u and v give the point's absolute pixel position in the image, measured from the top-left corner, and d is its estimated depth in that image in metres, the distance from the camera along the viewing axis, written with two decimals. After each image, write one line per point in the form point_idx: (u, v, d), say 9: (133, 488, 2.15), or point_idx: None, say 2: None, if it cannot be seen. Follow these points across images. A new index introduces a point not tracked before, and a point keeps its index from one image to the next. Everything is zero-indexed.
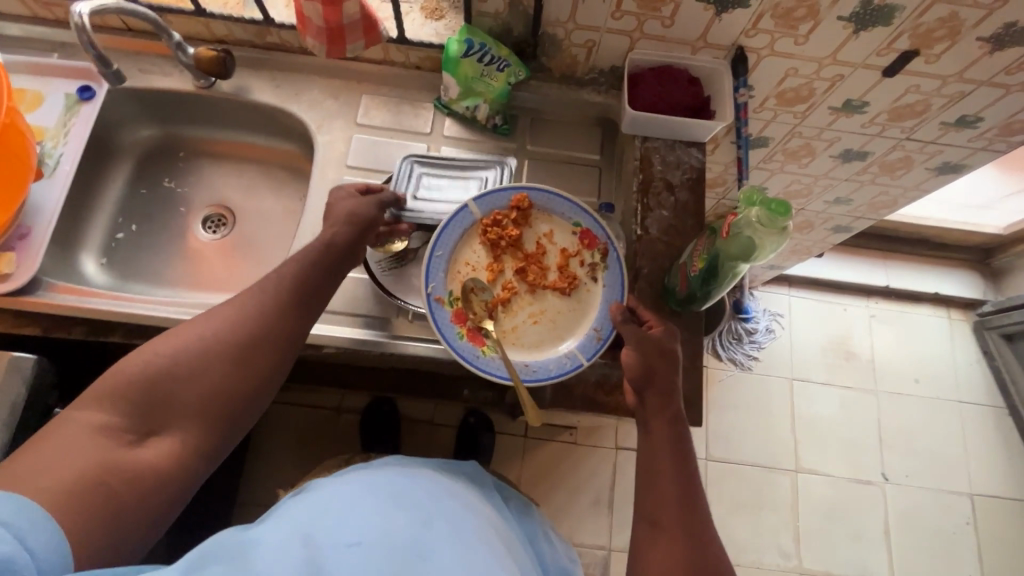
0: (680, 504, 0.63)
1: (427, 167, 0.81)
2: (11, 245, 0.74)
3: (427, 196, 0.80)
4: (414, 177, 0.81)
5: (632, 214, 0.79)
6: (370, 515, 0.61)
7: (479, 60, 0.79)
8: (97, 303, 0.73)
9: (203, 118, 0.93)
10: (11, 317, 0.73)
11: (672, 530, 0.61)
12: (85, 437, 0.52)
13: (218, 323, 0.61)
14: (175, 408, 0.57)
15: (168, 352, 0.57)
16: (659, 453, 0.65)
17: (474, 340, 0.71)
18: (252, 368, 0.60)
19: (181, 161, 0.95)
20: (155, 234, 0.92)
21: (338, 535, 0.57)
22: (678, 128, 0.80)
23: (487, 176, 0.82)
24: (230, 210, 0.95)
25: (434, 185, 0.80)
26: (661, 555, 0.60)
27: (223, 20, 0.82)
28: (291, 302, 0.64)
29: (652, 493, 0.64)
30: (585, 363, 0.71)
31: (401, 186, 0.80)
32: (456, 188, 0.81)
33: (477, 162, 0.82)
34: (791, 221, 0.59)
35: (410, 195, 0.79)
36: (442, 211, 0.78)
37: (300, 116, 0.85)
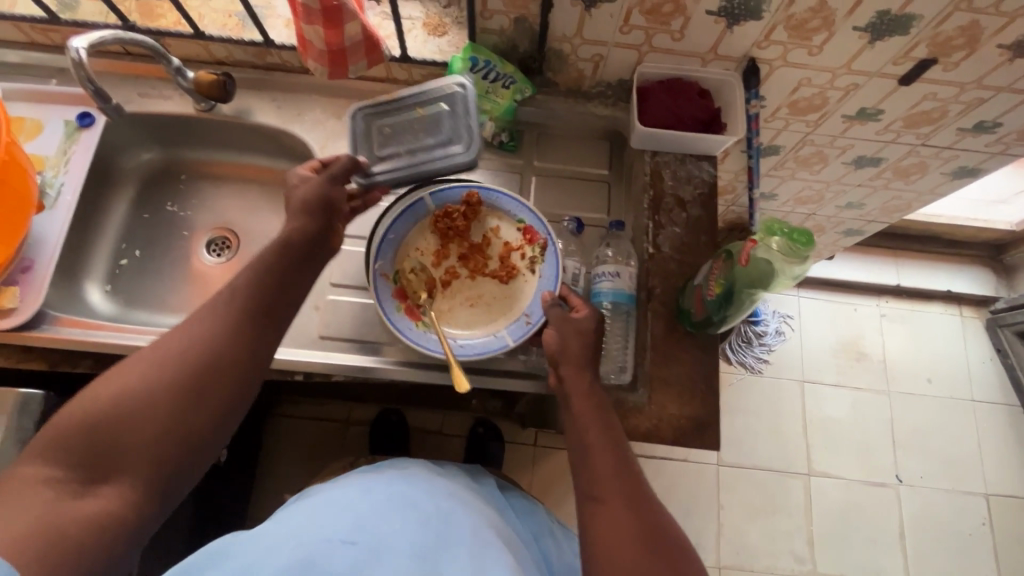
0: (628, 480, 0.59)
1: (381, 118, 0.78)
2: (15, 279, 0.73)
3: (389, 148, 0.77)
4: (371, 132, 0.78)
5: (644, 231, 0.78)
6: (369, 517, 0.63)
7: (484, 77, 0.78)
8: (102, 335, 0.72)
9: (203, 140, 0.91)
10: (16, 352, 0.72)
11: (612, 500, 0.58)
12: (33, 494, 0.49)
13: (163, 353, 0.57)
14: (124, 447, 0.53)
15: (114, 392, 0.54)
16: (589, 429, 0.62)
17: (411, 314, 0.73)
18: (200, 395, 0.56)
19: (182, 184, 0.94)
20: (159, 259, 0.91)
21: (326, 533, 0.59)
22: (688, 142, 0.78)
23: (442, 108, 0.76)
24: (234, 233, 0.93)
25: (393, 135, 0.77)
26: (605, 528, 0.56)
27: (222, 42, 0.80)
28: (243, 321, 0.60)
29: (588, 469, 0.60)
30: (511, 344, 0.72)
31: (360, 147, 0.77)
32: (416, 130, 0.76)
33: (428, 91, 0.76)
34: (813, 250, 0.57)
35: (372, 155, 0.77)
36: (407, 166, 0.75)
37: (302, 137, 0.84)
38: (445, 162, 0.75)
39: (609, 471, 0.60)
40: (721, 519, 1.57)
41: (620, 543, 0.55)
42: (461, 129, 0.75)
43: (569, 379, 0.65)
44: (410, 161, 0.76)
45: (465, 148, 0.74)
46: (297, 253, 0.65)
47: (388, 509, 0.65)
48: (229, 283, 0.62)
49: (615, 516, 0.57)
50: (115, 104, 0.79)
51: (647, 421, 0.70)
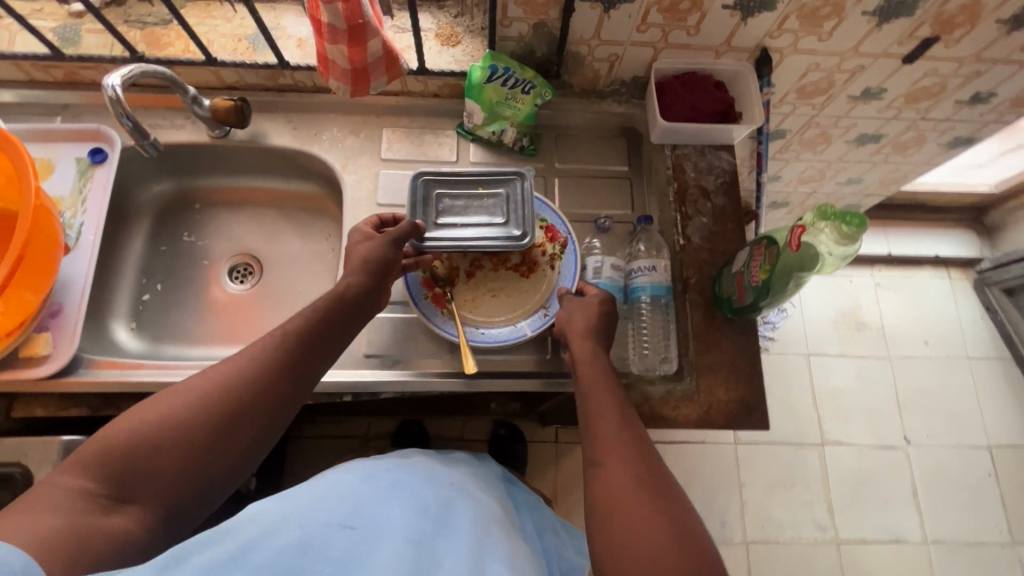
0: (636, 451, 0.57)
1: (442, 188, 0.75)
2: (46, 325, 0.71)
3: (445, 220, 0.73)
4: (430, 201, 0.74)
5: (672, 224, 0.80)
6: (369, 502, 0.56)
7: (503, 84, 0.78)
8: (142, 373, 0.71)
9: (216, 167, 0.90)
10: (56, 400, 0.71)
11: (611, 460, 0.56)
12: (68, 502, 0.48)
13: (208, 383, 0.57)
14: (149, 471, 0.52)
15: (152, 417, 0.53)
16: (595, 398, 0.61)
17: (438, 302, 0.74)
18: (231, 437, 0.55)
19: (197, 213, 0.92)
20: (182, 291, 0.89)
21: (327, 514, 0.52)
22: (708, 133, 0.80)
23: (506, 192, 0.75)
24: (255, 258, 0.92)
25: (451, 210, 0.74)
26: (607, 487, 0.54)
27: (235, 66, 0.79)
28: (288, 363, 0.60)
29: (592, 428, 0.60)
30: (530, 334, 0.73)
31: (419, 212, 0.74)
32: (475, 209, 0.74)
33: (494, 174, 0.75)
34: (865, 235, 0.59)
35: (429, 222, 0.73)
36: (464, 237, 0.71)
37: (323, 156, 0.83)
38: (502, 241, 0.71)
39: (616, 438, 0.58)
40: (744, 497, 1.60)
41: (624, 496, 0.53)
42: (521, 214, 0.73)
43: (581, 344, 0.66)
44: (467, 236, 0.71)
45: (526, 229, 0.71)
46: (344, 305, 0.65)
47: (390, 498, 0.58)
48: (282, 327, 0.62)
49: (620, 475, 0.55)
50: (153, 140, 0.78)
51: (697, 408, 0.72)
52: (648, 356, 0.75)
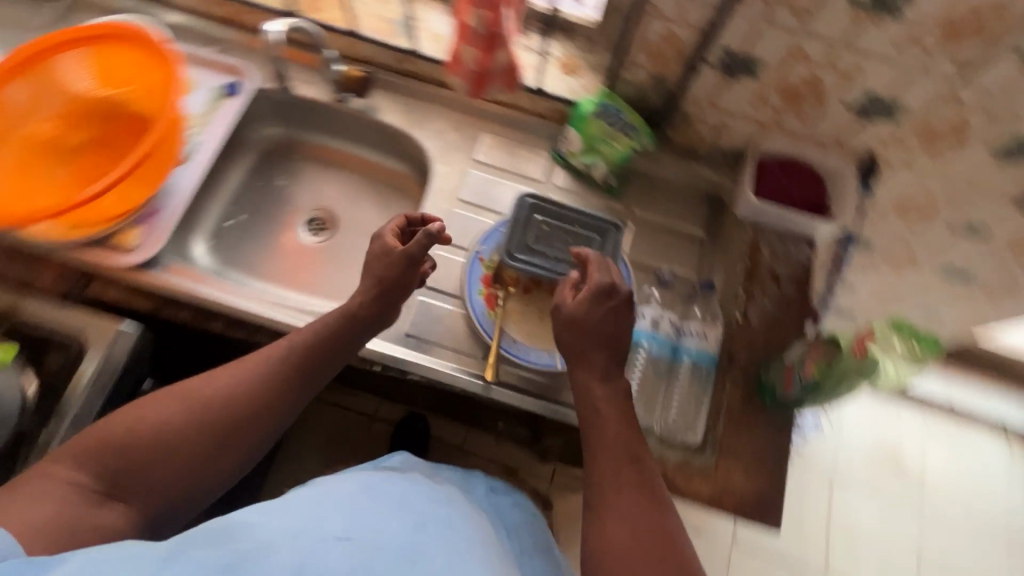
0: (637, 505, 0.57)
1: (543, 215, 0.74)
2: (143, 220, 0.78)
3: (538, 246, 0.72)
4: (528, 223, 0.74)
5: (734, 299, 0.79)
6: (371, 511, 0.51)
7: (608, 122, 0.81)
8: (205, 290, 0.76)
9: (324, 126, 0.97)
10: (125, 288, 0.77)
11: (607, 513, 0.57)
12: (64, 493, 0.53)
13: (210, 390, 0.60)
14: (138, 473, 0.56)
15: (151, 422, 0.57)
16: (603, 442, 0.61)
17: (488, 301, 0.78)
18: (218, 455, 0.59)
19: (295, 162, 0.99)
20: (260, 228, 0.95)
21: (325, 524, 0.48)
22: (793, 220, 0.80)
23: (600, 239, 0.74)
24: (333, 216, 0.97)
25: (545, 238, 0.73)
26: (611, 531, 0.56)
27: (372, 43, 0.88)
28: (288, 379, 0.64)
29: (599, 475, 0.60)
30: (558, 367, 0.74)
31: (515, 230, 0.73)
32: (568, 246, 0.73)
33: (595, 219, 0.75)
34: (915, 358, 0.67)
35: (521, 243, 0.72)
36: (550, 270, 0.71)
37: (422, 141, 0.88)
38: None
39: (614, 487, 0.59)
40: None
41: (622, 547, 0.55)
42: (608, 268, 0.73)
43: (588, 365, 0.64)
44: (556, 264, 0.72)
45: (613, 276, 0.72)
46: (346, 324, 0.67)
47: (387, 505, 0.53)
48: (289, 338, 0.65)
49: (619, 531, 0.56)
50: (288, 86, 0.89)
51: (710, 485, 0.70)
52: (673, 421, 0.73)
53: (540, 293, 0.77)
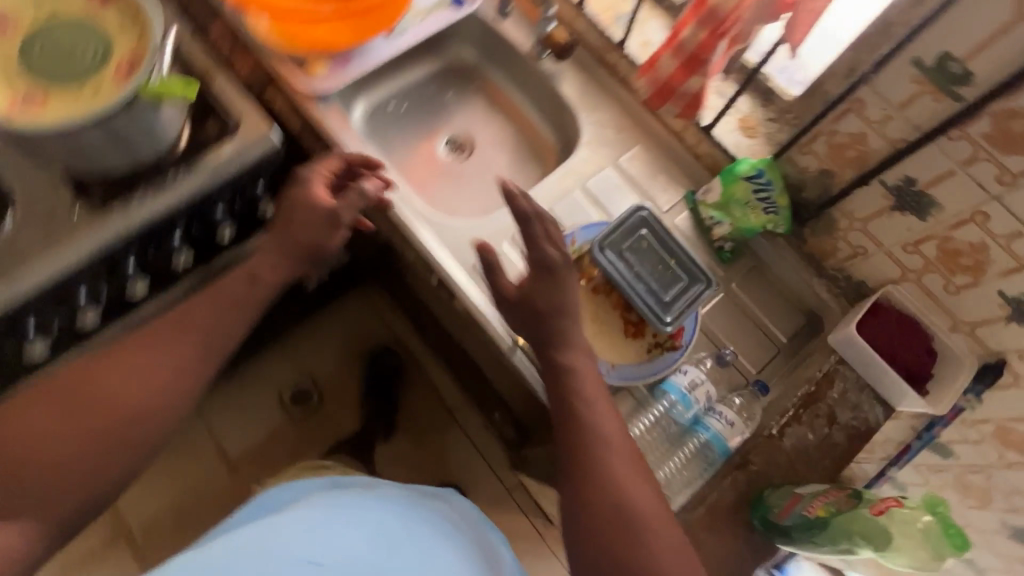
0: (628, 470, 0.59)
1: (649, 232, 0.75)
2: (334, 63, 0.87)
3: (628, 254, 0.74)
4: (631, 232, 0.75)
5: (778, 413, 0.76)
6: (332, 533, 0.61)
7: (756, 191, 0.80)
8: (345, 141, 0.86)
9: (509, 70, 1.03)
10: (294, 107, 0.88)
11: (590, 472, 0.58)
12: None
13: (106, 391, 0.63)
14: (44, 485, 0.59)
15: (42, 434, 0.60)
16: (574, 410, 0.62)
17: None
18: (114, 453, 0.62)
19: (468, 86, 1.06)
20: (410, 121, 1.04)
21: (296, 548, 0.58)
22: (881, 378, 0.75)
23: (686, 284, 0.73)
24: (471, 146, 1.04)
25: (638, 252, 0.75)
26: (588, 488, 0.58)
27: (590, 21, 0.93)
28: (187, 354, 0.67)
29: (575, 443, 0.61)
30: None
31: (618, 231, 0.75)
32: (654, 271, 0.74)
33: (694, 264, 0.74)
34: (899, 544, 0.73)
35: (616, 243, 0.75)
36: (625, 280, 0.73)
37: (582, 123, 0.93)
38: (650, 309, 0.72)
39: (597, 454, 0.59)
40: None
41: (599, 502, 0.57)
42: (678, 311, 0.72)
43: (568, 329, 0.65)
44: (632, 278, 0.73)
45: (678, 319, 0.72)
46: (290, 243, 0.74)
47: (347, 522, 0.63)
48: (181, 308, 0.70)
49: (599, 492, 0.57)
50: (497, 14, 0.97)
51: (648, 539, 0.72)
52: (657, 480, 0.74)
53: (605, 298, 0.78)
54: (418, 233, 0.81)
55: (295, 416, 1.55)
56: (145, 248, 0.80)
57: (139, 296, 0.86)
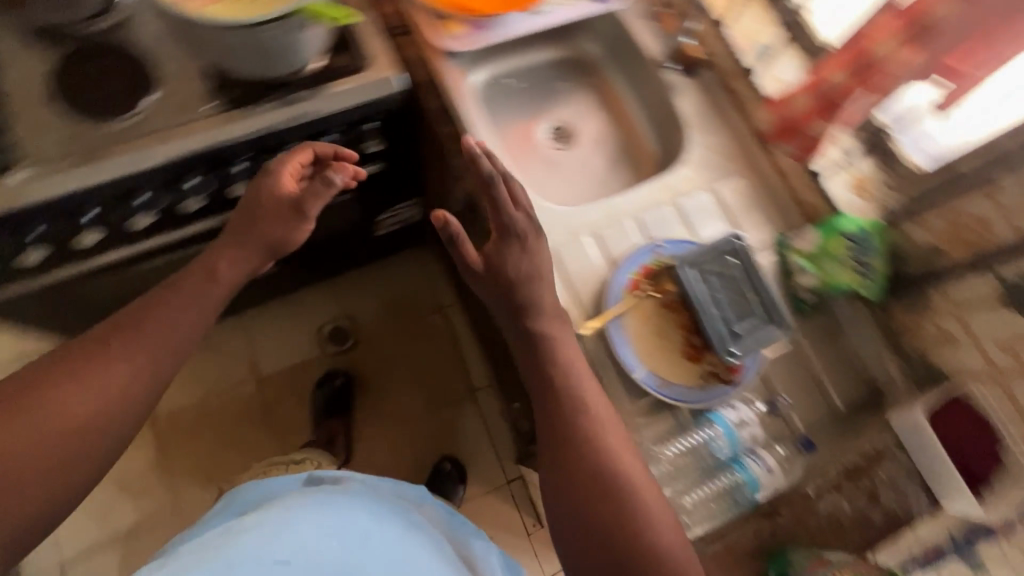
0: (618, 444, 0.65)
1: (739, 262, 0.75)
2: (470, 27, 0.90)
3: (712, 278, 0.74)
4: (721, 257, 0.75)
5: (818, 474, 0.76)
6: (300, 537, 0.66)
7: (853, 251, 0.79)
8: (460, 101, 0.88)
9: (629, 73, 1.03)
10: (422, 58, 0.91)
11: (580, 445, 0.65)
12: None
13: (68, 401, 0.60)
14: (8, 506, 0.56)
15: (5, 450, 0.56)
16: (567, 387, 0.68)
17: (631, 284, 0.78)
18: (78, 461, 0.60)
19: (583, 79, 1.07)
20: (520, 98, 1.05)
21: (266, 548, 0.63)
22: (940, 470, 0.73)
23: (761, 323, 0.73)
24: (570, 138, 1.05)
25: (722, 279, 0.74)
26: (580, 457, 0.64)
27: (727, 44, 0.92)
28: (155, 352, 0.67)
29: (564, 418, 0.67)
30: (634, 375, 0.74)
31: (709, 252, 0.75)
32: (733, 301, 0.73)
33: (775, 305, 0.73)
34: None
35: (702, 265, 0.75)
36: (702, 302, 0.73)
37: (690, 141, 0.92)
38: (719, 337, 0.72)
39: (584, 429, 0.65)
40: None
41: (589, 473, 0.64)
42: (748, 346, 0.72)
43: (543, 305, 0.72)
44: (708, 304, 0.73)
45: (745, 354, 0.71)
46: (261, 238, 0.76)
47: (311, 527, 0.68)
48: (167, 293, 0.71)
49: (588, 463, 0.64)
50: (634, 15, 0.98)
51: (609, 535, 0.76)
52: (683, 503, 0.73)
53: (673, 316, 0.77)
54: None
55: (328, 352, 1.61)
56: (256, 156, 0.88)
57: (190, 211, 0.93)
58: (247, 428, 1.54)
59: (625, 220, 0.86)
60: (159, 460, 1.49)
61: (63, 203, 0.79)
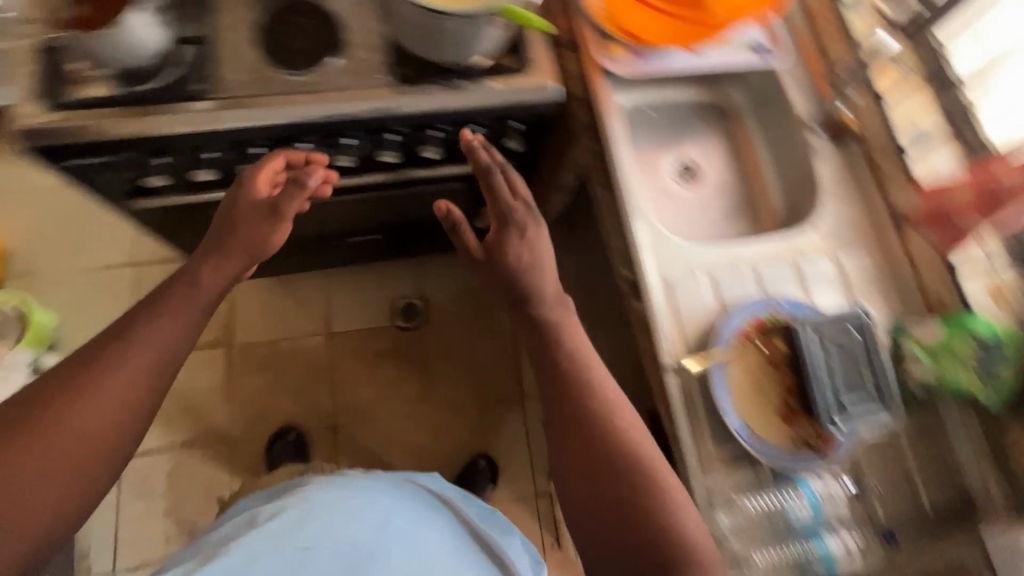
0: (639, 434, 0.70)
1: (860, 339, 0.75)
2: (631, 54, 0.93)
3: (829, 348, 0.74)
4: (842, 328, 0.75)
5: (892, 569, 0.73)
6: (322, 521, 0.79)
7: (979, 356, 0.76)
8: (609, 120, 0.91)
9: (769, 128, 1.04)
10: (579, 71, 0.95)
11: (592, 430, 0.70)
12: None
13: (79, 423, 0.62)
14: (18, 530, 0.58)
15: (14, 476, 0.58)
16: (576, 371, 0.75)
17: (741, 332, 0.78)
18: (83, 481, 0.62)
19: (720, 124, 1.09)
20: (655, 127, 1.07)
21: (292, 538, 0.77)
22: None
23: (868, 403, 0.73)
24: (694, 177, 1.07)
25: (840, 350, 0.74)
26: (598, 443, 0.70)
27: (885, 122, 0.93)
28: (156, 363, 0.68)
29: (575, 399, 0.73)
30: (726, 421, 0.74)
31: (831, 322, 0.75)
32: (846, 375, 0.73)
33: (886, 390, 0.74)
34: None
35: (822, 332, 0.75)
36: (816, 367, 0.73)
37: (823, 206, 0.92)
38: (824, 405, 0.72)
39: (594, 405, 0.72)
40: None
41: (609, 457, 0.69)
42: (851, 422, 0.72)
43: (548, 296, 0.80)
44: (824, 373, 0.73)
45: (847, 429, 0.71)
46: (242, 242, 0.79)
47: (326, 519, 0.79)
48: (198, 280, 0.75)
49: (605, 446, 0.70)
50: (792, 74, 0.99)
51: None
52: (750, 560, 0.72)
53: (776, 373, 0.77)
54: (633, 226, 0.85)
55: (396, 325, 1.68)
56: (411, 132, 0.96)
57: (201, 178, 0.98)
58: (307, 376, 1.62)
59: (743, 267, 0.86)
60: (225, 386, 1.58)
61: (245, 135, 0.89)
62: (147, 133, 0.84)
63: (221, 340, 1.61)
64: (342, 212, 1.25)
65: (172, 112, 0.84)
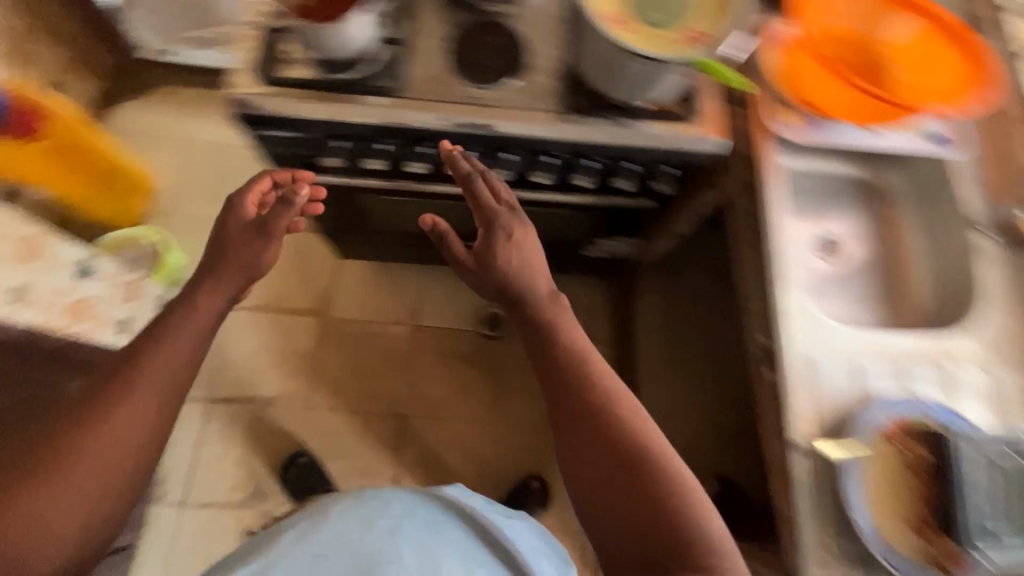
0: (638, 420, 0.79)
1: (1012, 467, 0.72)
2: (804, 120, 0.92)
3: (980, 469, 0.72)
4: (995, 452, 0.73)
5: None
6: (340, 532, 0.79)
7: None
8: (770, 182, 0.91)
9: (926, 218, 1.01)
10: (745, 128, 0.95)
11: (597, 421, 0.79)
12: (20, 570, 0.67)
13: (100, 438, 0.72)
14: (47, 555, 0.69)
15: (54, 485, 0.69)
16: (579, 364, 0.83)
17: (882, 428, 0.76)
18: (109, 481, 0.72)
19: (871, 203, 1.06)
20: (803, 195, 1.05)
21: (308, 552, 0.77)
22: None
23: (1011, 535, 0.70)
24: (832, 253, 1.05)
25: (991, 473, 0.71)
26: (602, 437, 0.78)
27: None
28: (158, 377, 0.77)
29: (576, 393, 0.81)
30: (854, 517, 0.72)
31: (985, 441, 0.73)
32: (995, 501, 0.70)
33: None
34: None
35: (974, 450, 0.73)
36: (964, 485, 0.71)
37: (982, 312, 0.87)
38: (966, 526, 0.69)
39: (592, 400, 0.80)
40: None
41: (615, 448, 0.77)
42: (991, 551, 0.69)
43: (540, 299, 0.88)
44: (979, 493, 0.71)
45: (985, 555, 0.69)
46: (238, 262, 0.88)
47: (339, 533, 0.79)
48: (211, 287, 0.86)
49: (610, 436, 0.78)
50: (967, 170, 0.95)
51: None
52: None
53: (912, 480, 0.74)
54: (780, 293, 0.84)
55: (480, 332, 1.71)
56: (567, 157, 0.98)
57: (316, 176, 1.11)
58: (385, 361, 1.67)
59: (889, 359, 0.82)
60: (312, 355, 1.66)
61: (417, 134, 0.95)
62: (336, 118, 0.91)
63: (315, 310, 1.69)
64: (464, 216, 1.30)
65: (362, 103, 0.91)
